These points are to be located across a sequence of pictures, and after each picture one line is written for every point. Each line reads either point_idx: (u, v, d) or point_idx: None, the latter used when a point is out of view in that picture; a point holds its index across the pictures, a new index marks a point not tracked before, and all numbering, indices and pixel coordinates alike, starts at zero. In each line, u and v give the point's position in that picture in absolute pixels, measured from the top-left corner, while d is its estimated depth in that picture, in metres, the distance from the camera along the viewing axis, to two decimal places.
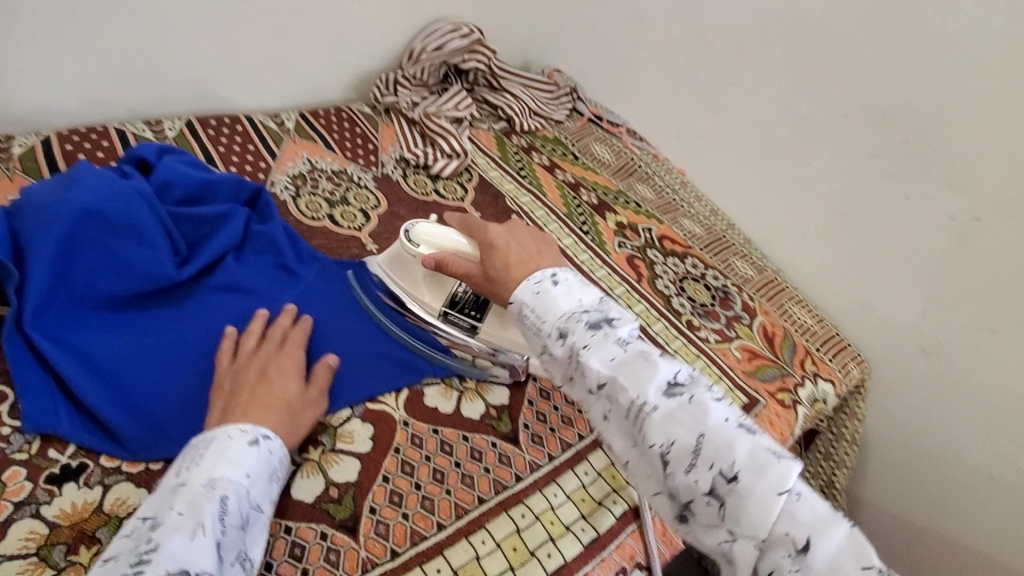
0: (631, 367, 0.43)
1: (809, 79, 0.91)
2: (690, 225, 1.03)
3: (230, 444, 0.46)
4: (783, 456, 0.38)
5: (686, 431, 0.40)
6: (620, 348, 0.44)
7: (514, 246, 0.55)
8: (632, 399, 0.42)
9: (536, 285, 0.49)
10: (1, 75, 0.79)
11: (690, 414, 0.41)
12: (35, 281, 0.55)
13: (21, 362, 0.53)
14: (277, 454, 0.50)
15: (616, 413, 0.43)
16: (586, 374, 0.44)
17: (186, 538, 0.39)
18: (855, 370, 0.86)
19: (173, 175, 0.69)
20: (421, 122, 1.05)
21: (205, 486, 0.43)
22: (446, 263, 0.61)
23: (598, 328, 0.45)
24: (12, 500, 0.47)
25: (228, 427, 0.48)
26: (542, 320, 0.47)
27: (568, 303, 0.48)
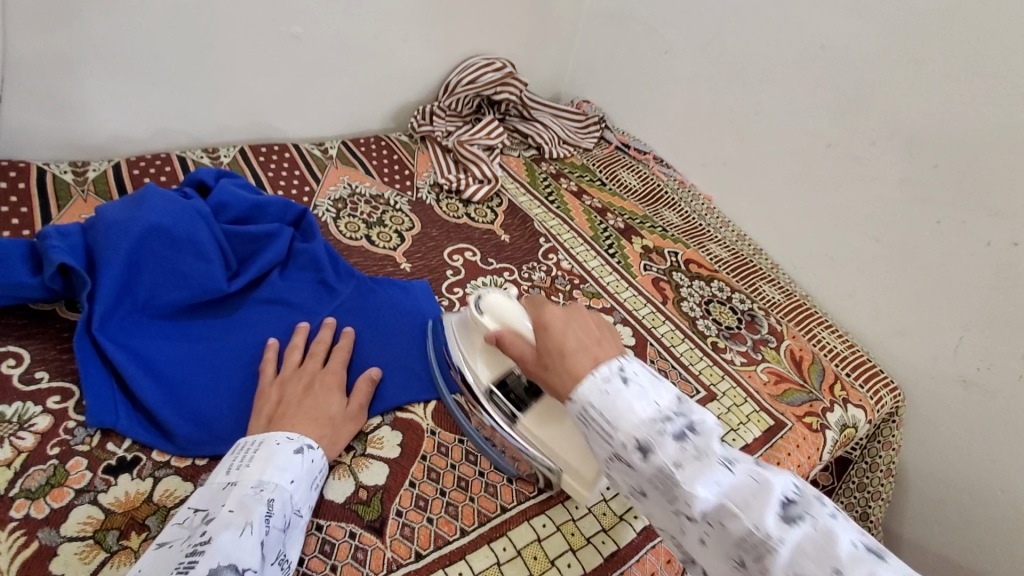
0: (741, 493, 0.39)
1: (835, 107, 0.92)
2: (716, 250, 1.04)
3: (278, 451, 0.50)
4: None
5: (817, 566, 0.36)
6: (723, 471, 0.40)
7: (574, 329, 0.51)
8: (748, 529, 0.38)
9: (603, 383, 0.45)
10: (82, 109, 0.89)
11: (818, 543, 0.36)
12: (105, 289, 0.60)
13: (88, 362, 0.58)
14: (318, 464, 0.53)
15: (721, 539, 0.39)
16: (683, 497, 0.40)
17: (235, 534, 0.43)
18: (888, 398, 0.84)
19: (227, 196, 0.74)
20: (454, 149, 1.11)
21: (255, 488, 0.47)
22: (509, 342, 0.57)
23: (685, 441, 0.42)
24: (73, 487, 0.51)
25: (277, 433, 0.52)
26: (612, 428, 0.43)
27: (644, 408, 0.44)
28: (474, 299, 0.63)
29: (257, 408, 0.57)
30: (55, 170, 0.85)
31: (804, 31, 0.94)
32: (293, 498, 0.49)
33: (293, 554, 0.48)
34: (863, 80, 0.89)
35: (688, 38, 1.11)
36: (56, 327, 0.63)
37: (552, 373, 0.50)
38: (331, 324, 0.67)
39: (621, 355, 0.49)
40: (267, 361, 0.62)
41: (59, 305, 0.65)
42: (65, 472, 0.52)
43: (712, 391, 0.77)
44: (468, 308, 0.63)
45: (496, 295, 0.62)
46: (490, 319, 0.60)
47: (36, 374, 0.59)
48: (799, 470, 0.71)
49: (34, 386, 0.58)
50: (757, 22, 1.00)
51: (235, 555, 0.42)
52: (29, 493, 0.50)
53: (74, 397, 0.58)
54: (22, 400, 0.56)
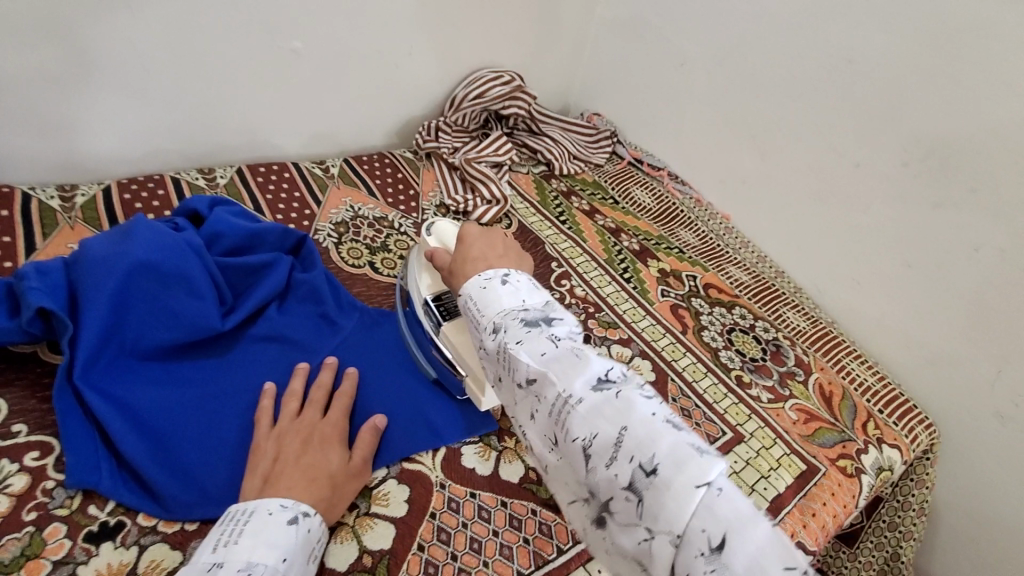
0: (561, 363, 0.41)
1: (863, 125, 0.88)
2: (736, 273, 0.99)
3: (270, 523, 0.46)
4: (706, 452, 0.36)
5: (609, 424, 0.38)
6: (552, 344, 0.43)
7: (480, 243, 0.59)
8: (559, 392, 0.41)
9: (484, 281, 0.51)
10: (72, 132, 0.85)
11: (614, 408, 0.39)
12: (88, 333, 0.56)
13: (69, 414, 0.54)
14: (315, 533, 0.49)
15: (544, 409, 0.42)
16: (517, 368, 0.43)
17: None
18: (923, 435, 0.79)
19: (222, 225, 0.70)
20: (461, 167, 1.06)
21: (243, 571, 0.42)
22: (437, 254, 0.64)
23: (534, 326, 0.45)
24: (50, 558, 0.47)
25: (269, 501, 0.48)
26: (482, 314, 0.48)
27: (511, 302, 0.48)
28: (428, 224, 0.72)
29: (252, 467, 0.53)
30: (42, 196, 0.81)
31: (829, 46, 0.89)
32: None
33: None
34: (892, 98, 0.84)
35: (704, 51, 1.06)
36: (37, 373, 0.59)
37: (455, 277, 0.58)
38: (331, 367, 0.63)
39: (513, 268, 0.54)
40: (262, 411, 0.58)
41: (40, 347, 0.60)
42: (41, 542, 0.48)
43: (740, 432, 0.72)
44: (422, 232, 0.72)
45: (446, 222, 0.71)
46: (434, 238, 0.69)
47: (13, 427, 0.54)
48: (835, 520, 0.66)
49: (11, 441, 0.53)
50: (778, 35, 0.95)
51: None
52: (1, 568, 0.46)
53: (54, 453, 0.53)
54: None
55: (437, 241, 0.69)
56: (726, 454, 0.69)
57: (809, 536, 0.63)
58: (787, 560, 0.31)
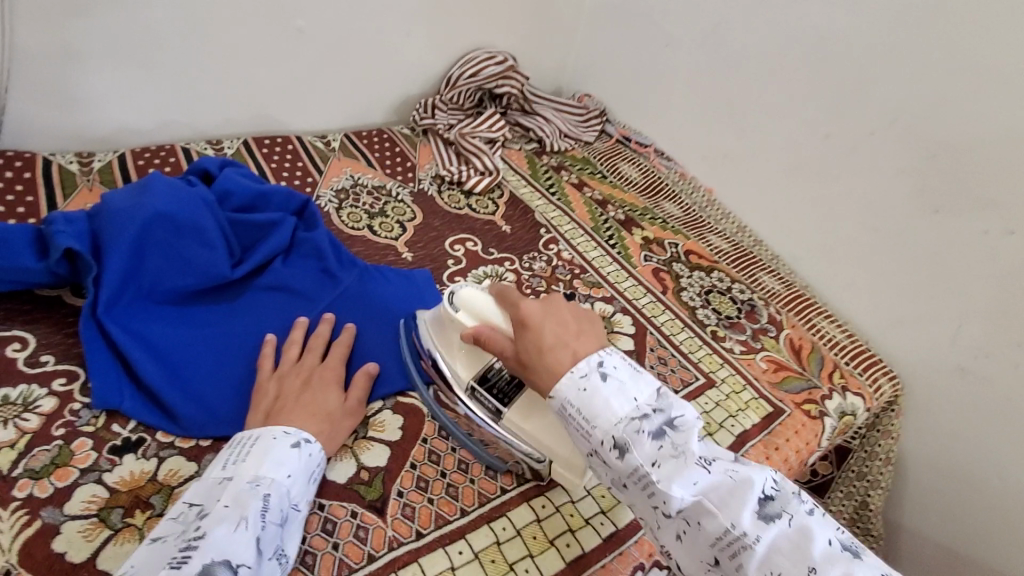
0: (719, 494, 0.44)
1: (833, 98, 0.92)
2: (717, 241, 1.04)
3: (274, 445, 0.51)
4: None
5: (790, 562, 0.42)
6: (703, 470, 0.45)
7: (550, 324, 0.53)
8: (726, 527, 0.44)
9: (581, 379, 0.49)
10: (88, 102, 0.90)
11: (788, 541, 0.43)
12: (110, 274, 0.61)
13: (94, 345, 0.59)
14: (317, 458, 0.53)
15: (700, 535, 0.45)
16: (667, 499, 0.45)
17: (231, 530, 0.43)
18: (887, 386, 0.85)
19: (231, 185, 0.75)
20: (456, 142, 1.11)
21: (251, 483, 0.47)
22: (487, 338, 0.57)
23: (666, 442, 0.46)
24: (78, 466, 0.52)
25: (273, 428, 0.52)
26: (593, 427, 0.47)
27: (623, 405, 0.47)
28: (448, 295, 0.62)
29: (255, 404, 0.58)
30: (62, 161, 0.86)
31: (804, 23, 0.94)
32: (290, 492, 0.49)
33: (292, 547, 0.48)
34: (862, 70, 0.89)
35: (690, 31, 1.11)
36: (61, 312, 0.64)
37: (534, 372, 0.52)
38: (329, 320, 0.67)
39: (598, 348, 0.52)
40: (264, 357, 0.62)
41: (64, 291, 0.66)
42: (69, 452, 0.53)
43: (712, 378, 0.77)
44: (442, 305, 0.62)
45: (469, 290, 0.61)
46: (465, 315, 0.60)
47: (42, 357, 0.60)
48: (798, 456, 0.71)
49: (40, 369, 0.58)
50: (758, 14, 1.00)
51: (228, 550, 0.42)
52: (34, 473, 0.51)
53: (79, 379, 0.59)
54: (27, 383, 0.57)
55: (469, 317, 0.60)
56: (698, 397, 0.74)
57: (772, 466, 0.69)
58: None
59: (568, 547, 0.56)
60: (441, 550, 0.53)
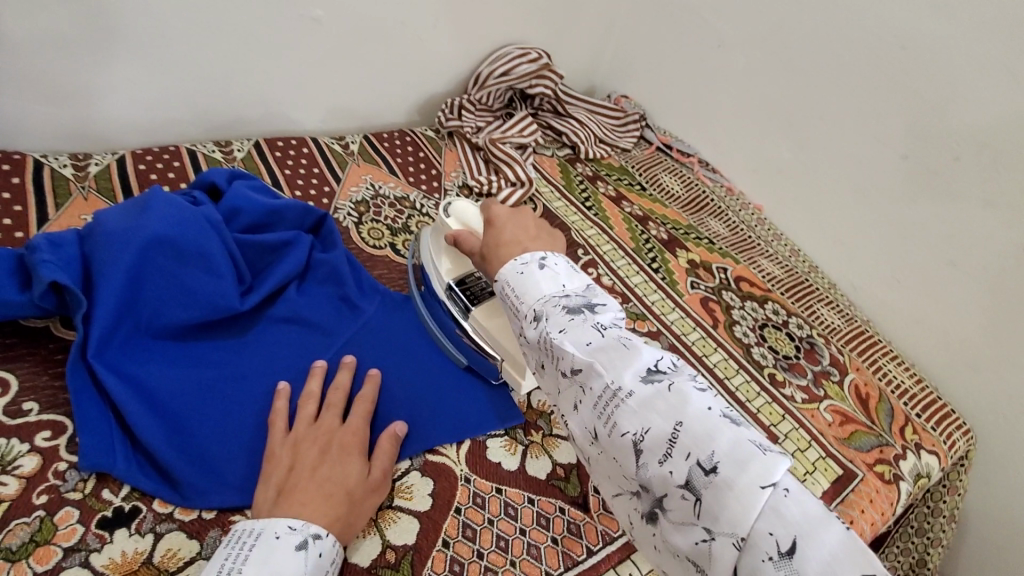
0: (607, 353, 0.42)
1: (912, 115, 0.83)
2: (768, 266, 0.95)
3: (276, 549, 0.42)
4: (770, 450, 0.36)
5: (662, 418, 0.38)
6: (600, 335, 0.44)
7: (512, 226, 0.59)
8: (607, 384, 0.41)
9: (522, 266, 0.52)
10: (86, 98, 0.82)
11: (665, 399, 0.39)
12: (102, 310, 0.53)
13: (82, 393, 0.51)
14: (328, 557, 0.45)
15: (588, 399, 0.43)
16: (562, 358, 0.44)
17: None
18: (961, 442, 0.76)
19: (241, 201, 0.67)
20: (485, 148, 1.02)
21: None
22: (463, 238, 0.64)
23: (578, 314, 0.46)
24: (62, 545, 0.45)
25: (277, 523, 0.44)
26: (522, 301, 0.50)
27: (550, 288, 0.50)
28: (443, 204, 0.70)
29: (266, 476, 0.49)
30: (54, 164, 0.78)
31: (880, 31, 0.84)
32: None
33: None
34: (949, 87, 0.79)
35: (745, 33, 1.01)
36: (48, 349, 0.56)
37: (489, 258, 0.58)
38: (350, 368, 0.59)
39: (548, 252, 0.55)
40: (276, 415, 0.54)
41: (53, 321, 0.58)
42: (52, 527, 0.46)
43: (774, 433, 0.69)
44: (438, 215, 0.69)
45: (464, 203, 0.68)
46: (454, 220, 0.67)
47: (24, 405, 0.52)
48: (872, 528, 0.64)
49: (21, 421, 0.51)
50: (824, 17, 0.90)
51: None
52: (10, 554, 0.44)
53: (67, 433, 0.51)
54: (6, 438, 0.50)
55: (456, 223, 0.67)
56: None
57: None
58: (867, 567, 0.30)
59: None
60: None
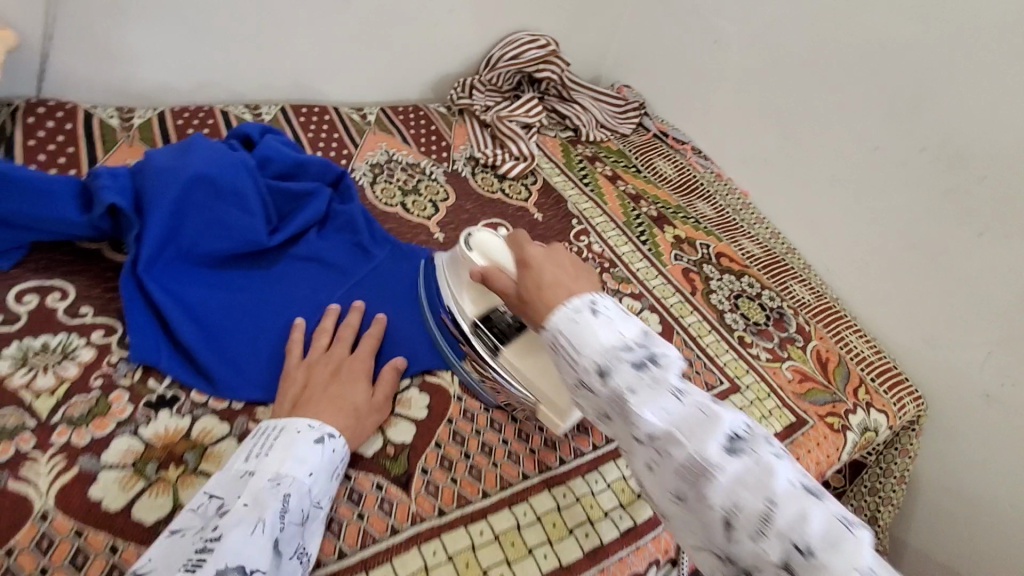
0: (688, 423, 0.42)
1: (885, 109, 0.90)
2: (749, 246, 1.02)
3: (298, 440, 0.50)
4: (852, 523, 0.38)
5: (753, 495, 0.39)
6: (675, 399, 0.43)
7: (550, 265, 0.54)
8: (690, 454, 0.41)
9: (575, 312, 0.47)
10: (132, 57, 0.90)
11: (755, 477, 0.39)
12: (151, 232, 0.62)
13: (133, 301, 0.60)
14: (340, 453, 0.52)
15: (667, 466, 0.42)
16: (638, 423, 0.43)
17: (246, 533, 0.42)
18: (911, 406, 0.84)
19: (272, 151, 0.75)
20: (493, 124, 1.11)
21: (271, 482, 0.46)
22: (491, 275, 0.57)
23: (644, 369, 0.44)
24: (115, 418, 0.53)
25: (297, 421, 0.51)
26: (579, 353, 0.46)
27: (611, 337, 0.46)
28: (465, 236, 0.64)
29: (283, 391, 0.57)
30: (102, 115, 0.87)
31: (862, 30, 0.92)
32: (311, 490, 0.48)
33: (313, 545, 0.48)
34: (919, 82, 0.86)
35: (741, 29, 1.08)
36: (101, 266, 0.65)
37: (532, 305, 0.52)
38: (359, 309, 0.66)
39: (594, 291, 0.51)
40: (292, 342, 0.61)
41: (103, 245, 0.66)
42: (107, 404, 0.54)
43: (736, 383, 0.77)
44: (457, 246, 0.64)
45: (486, 232, 0.62)
46: (479, 256, 0.62)
47: (81, 308, 0.60)
48: (817, 467, 0.72)
49: (79, 320, 0.59)
50: (812, 15, 0.97)
51: (244, 555, 0.40)
52: (72, 421, 0.52)
53: (117, 333, 0.59)
54: (67, 332, 0.58)
55: (481, 259, 0.61)
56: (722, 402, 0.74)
57: None
58: None
59: (586, 538, 0.56)
60: (463, 529, 0.54)
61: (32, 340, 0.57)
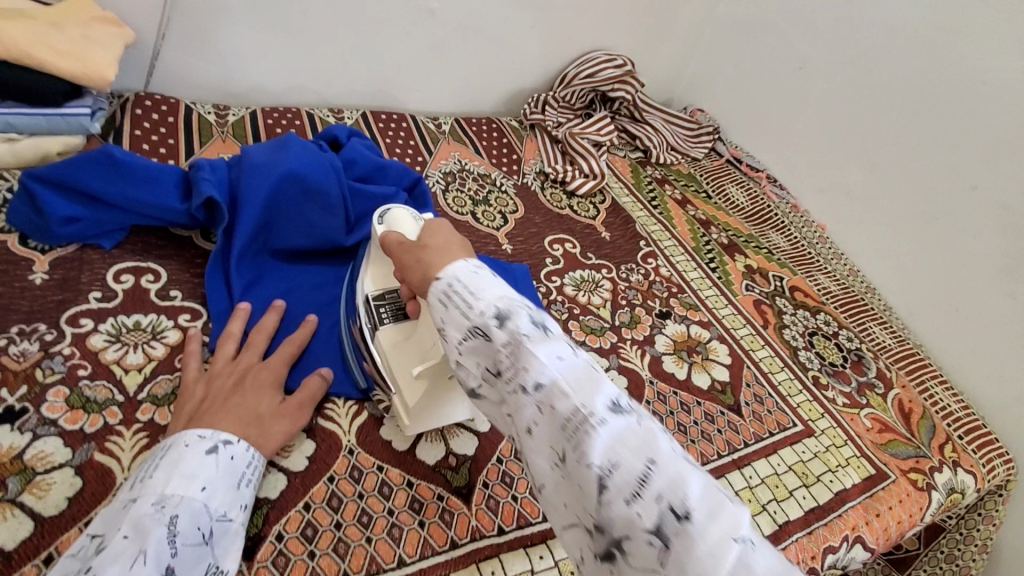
0: (577, 375, 0.38)
1: (991, 149, 0.85)
2: (825, 281, 0.98)
3: (186, 453, 0.45)
4: (737, 503, 0.33)
5: (634, 457, 0.35)
6: (570, 351, 0.40)
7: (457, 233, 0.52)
8: (576, 409, 0.37)
9: (476, 267, 0.45)
10: (232, 59, 0.95)
11: (636, 437, 0.36)
12: (243, 225, 0.64)
13: (217, 290, 0.63)
14: (242, 458, 0.47)
15: (550, 422, 0.38)
16: (527, 366, 0.38)
17: (123, 568, 0.37)
18: (1001, 469, 0.78)
19: (357, 154, 0.77)
20: (564, 140, 1.10)
21: (154, 507, 0.41)
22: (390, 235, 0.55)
23: (540, 321, 0.41)
24: None
25: (185, 435, 0.46)
26: (475, 298, 0.42)
27: (501, 289, 0.43)
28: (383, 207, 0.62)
29: (178, 409, 0.51)
30: (201, 110, 0.91)
31: (966, 65, 0.87)
32: (208, 505, 0.43)
33: (230, 561, 0.43)
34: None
35: (829, 56, 1.05)
36: (191, 252, 0.68)
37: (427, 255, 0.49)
38: (278, 310, 0.61)
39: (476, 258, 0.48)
40: (222, 349, 0.57)
41: (195, 233, 0.70)
42: None
43: (811, 427, 0.73)
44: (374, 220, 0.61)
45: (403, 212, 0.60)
46: (387, 228, 0.59)
47: (171, 292, 0.63)
48: (898, 527, 0.67)
49: (168, 303, 0.62)
50: (908, 46, 0.93)
51: None
52: (156, 399, 0.54)
53: (202, 319, 0.62)
54: (157, 314, 0.61)
55: (386, 230, 0.59)
56: (795, 444, 0.70)
57: (870, 533, 0.65)
58: None
59: None
60: (521, 550, 0.53)
61: (126, 318, 0.60)
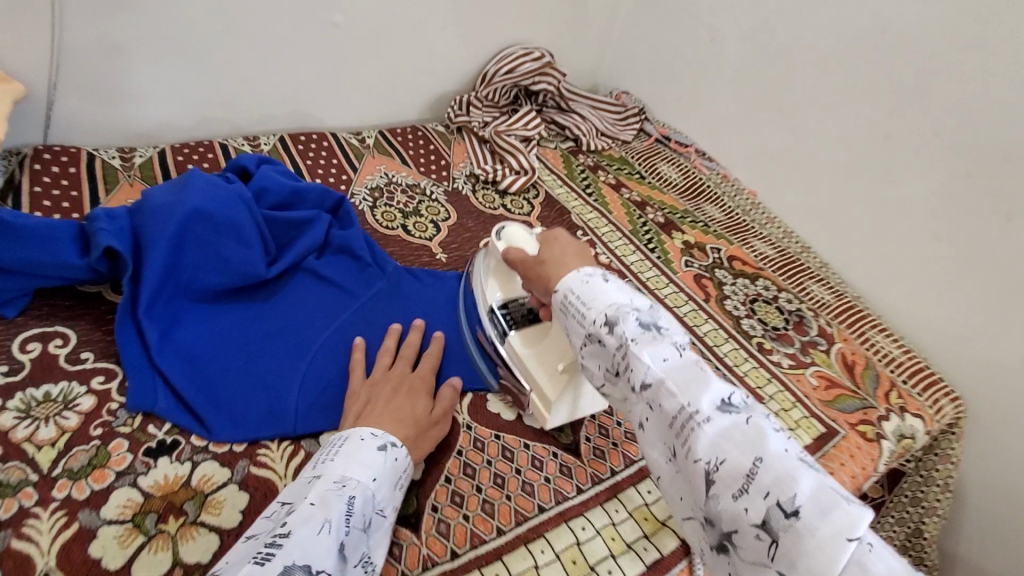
0: (682, 374, 0.41)
1: (897, 96, 0.86)
2: (761, 247, 1.00)
3: (362, 445, 0.49)
4: (854, 501, 0.35)
5: (741, 454, 0.37)
6: (676, 351, 0.43)
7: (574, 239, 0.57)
8: (682, 407, 0.40)
9: (586, 276, 0.50)
10: (131, 100, 0.90)
11: (745, 436, 0.38)
12: (151, 270, 0.61)
13: (129, 344, 0.59)
14: (404, 463, 0.51)
15: (659, 417, 0.42)
16: (634, 368, 0.43)
17: (313, 531, 0.40)
18: (949, 408, 0.79)
19: (268, 182, 0.74)
20: (491, 139, 1.09)
21: (337, 484, 0.45)
22: (514, 254, 0.61)
23: (649, 327, 0.45)
24: (114, 469, 0.52)
25: (361, 429, 0.51)
26: (588, 307, 0.47)
27: (616, 297, 0.47)
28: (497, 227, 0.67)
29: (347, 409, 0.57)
30: (104, 156, 0.87)
31: (862, 18, 0.89)
32: (375, 496, 0.46)
33: (377, 556, 0.46)
34: (920, 68, 0.83)
35: (739, 26, 1.06)
36: (100, 308, 0.64)
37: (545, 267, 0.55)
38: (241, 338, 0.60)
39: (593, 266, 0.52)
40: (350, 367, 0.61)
41: (104, 287, 0.66)
42: (106, 454, 0.53)
43: (758, 394, 0.74)
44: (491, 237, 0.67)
45: (516, 228, 0.65)
46: (505, 244, 0.65)
47: (82, 354, 0.60)
48: (853, 481, 0.68)
49: (80, 366, 0.59)
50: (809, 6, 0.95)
51: (311, 554, 0.38)
52: (72, 473, 0.51)
53: (117, 378, 0.59)
54: (68, 380, 0.57)
55: (505, 246, 0.65)
56: None
57: None
58: None
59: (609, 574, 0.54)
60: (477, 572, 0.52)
61: (35, 389, 0.56)
